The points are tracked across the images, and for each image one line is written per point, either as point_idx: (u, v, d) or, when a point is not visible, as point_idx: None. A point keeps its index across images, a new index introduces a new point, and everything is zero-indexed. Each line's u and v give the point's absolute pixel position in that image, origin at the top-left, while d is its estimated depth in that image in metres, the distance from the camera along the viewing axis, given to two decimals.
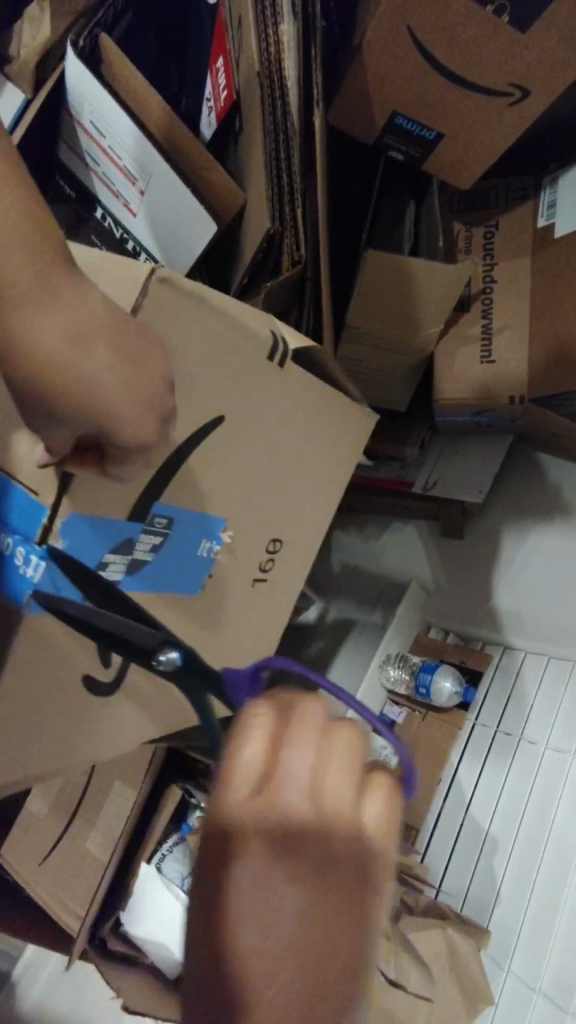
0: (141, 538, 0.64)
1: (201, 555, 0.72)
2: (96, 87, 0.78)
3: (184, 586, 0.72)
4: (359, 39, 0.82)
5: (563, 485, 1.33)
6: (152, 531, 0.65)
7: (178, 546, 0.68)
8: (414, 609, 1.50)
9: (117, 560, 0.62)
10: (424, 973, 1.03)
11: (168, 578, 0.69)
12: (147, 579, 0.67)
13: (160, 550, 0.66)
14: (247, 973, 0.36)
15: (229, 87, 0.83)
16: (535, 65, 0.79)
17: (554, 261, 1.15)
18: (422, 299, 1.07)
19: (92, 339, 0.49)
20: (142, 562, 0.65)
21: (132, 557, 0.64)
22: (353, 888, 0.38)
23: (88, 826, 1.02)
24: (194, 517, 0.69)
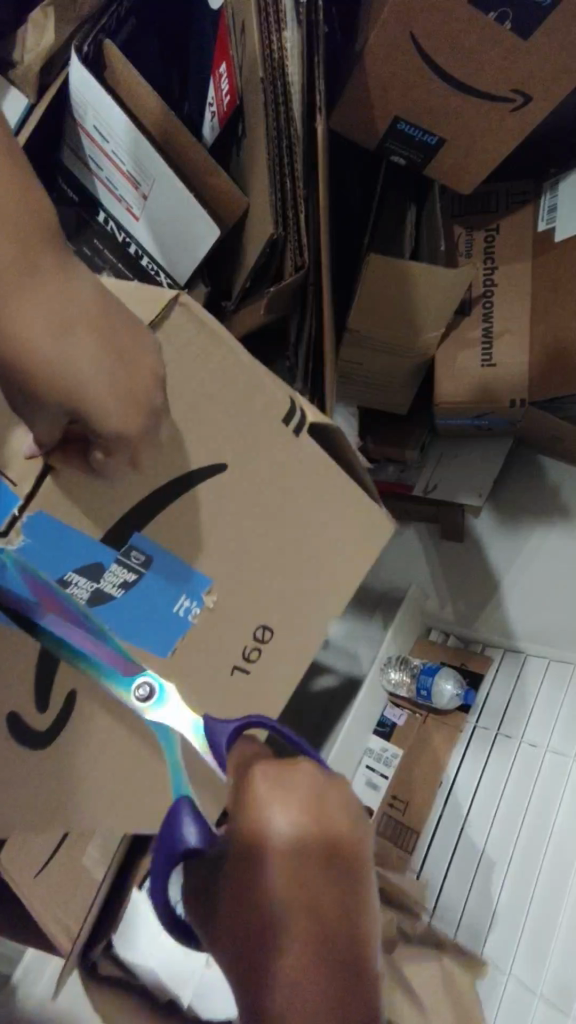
0: (112, 569, 0.57)
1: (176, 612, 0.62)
2: (100, 93, 0.78)
3: (151, 641, 0.61)
4: (361, 47, 0.83)
5: (562, 485, 1.43)
6: (126, 565, 0.58)
7: (153, 589, 0.60)
8: (413, 612, 1.47)
9: (81, 584, 0.56)
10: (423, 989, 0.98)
11: (138, 627, 0.60)
12: (114, 620, 0.59)
13: (128, 593, 0.59)
14: (281, 951, 0.32)
15: (232, 92, 0.83)
16: (537, 72, 0.80)
17: (554, 263, 1.15)
18: (423, 304, 1.08)
19: (76, 326, 0.50)
20: (107, 596, 0.58)
21: (94, 589, 0.57)
22: (369, 869, 0.35)
23: None
24: (178, 563, 0.61)
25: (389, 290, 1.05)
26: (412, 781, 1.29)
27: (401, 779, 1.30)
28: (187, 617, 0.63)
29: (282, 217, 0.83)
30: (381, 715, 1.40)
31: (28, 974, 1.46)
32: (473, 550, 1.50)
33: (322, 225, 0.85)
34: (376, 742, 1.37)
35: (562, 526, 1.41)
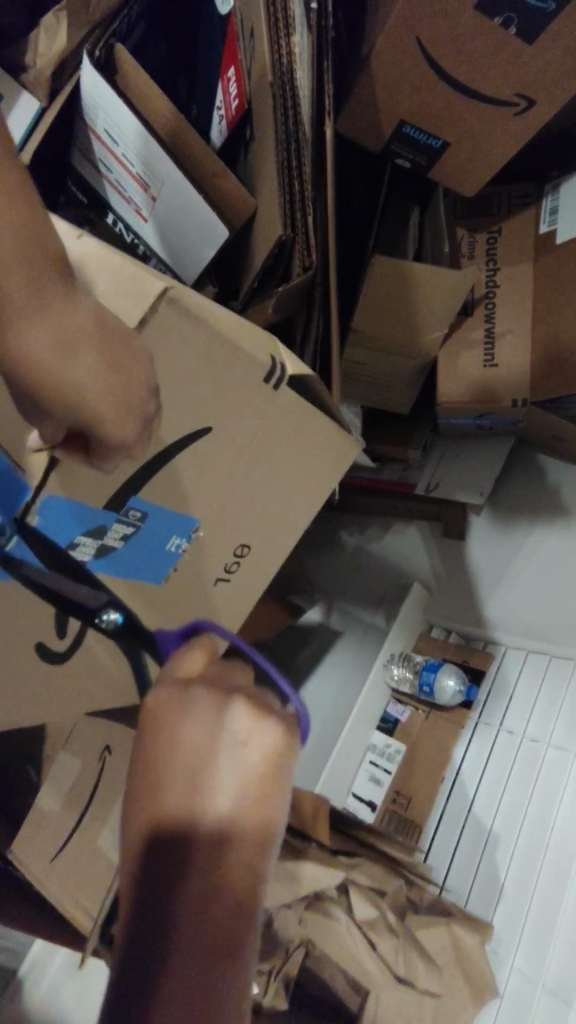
0: (113, 527, 0.65)
1: (168, 551, 0.73)
2: (111, 97, 0.80)
3: (147, 577, 0.73)
4: (367, 50, 0.84)
5: (560, 485, 1.40)
6: (125, 522, 0.66)
7: (146, 538, 0.69)
8: (418, 608, 1.52)
9: (87, 543, 0.64)
10: (429, 967, 1.01)
11: (130, 567, 0.70)
12: (113, 563, 0.69)
13: (128, 541, 0.68)
14: (165, 926, 0.39)
15: (240, 95, 0.84)
16: (541, 77, 0.82)
17: (556, 264, 1.17)
18: (426, 305, 1.10)
19: (79, 344, 0.49)
20: (111, 548, 0.67)
21: (99, 544, 0.65)
22: (253, 841, 0.42)
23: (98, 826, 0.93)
24: (170, 514, 0.69)
25: (395, 290, 1.07)
26: (415, 776, 1.31)
27: (405, 775, 1.31)
28: (176, 552, 0.74)
29: (291, 219, 0.84)
30: (384, 711, 1.41)
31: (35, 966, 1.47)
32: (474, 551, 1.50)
33: (330, 227, 0.86)
34: (378, 739, 1.38)
35: (560, 534, 1.37)
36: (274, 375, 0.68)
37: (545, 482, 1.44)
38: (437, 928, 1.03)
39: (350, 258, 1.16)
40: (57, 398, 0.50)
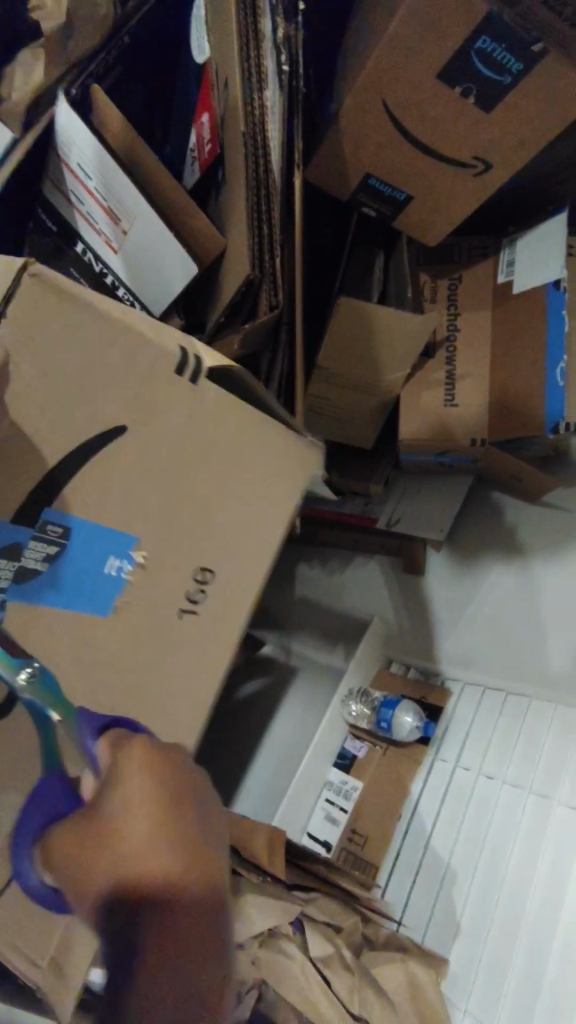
0: (30, 545, 0.54)
1: (106, 573, 0.61)
2: (84, 132, 0.81)
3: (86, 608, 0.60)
4: (336, 108, 0.88)
5: (517, 525, 1.47)
6: (45, 538, 0.55)
7: (79, 557, 0.58)
8: (377, 641, 1.54)
9: (1, 568, 0.53)
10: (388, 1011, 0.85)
11: (64, 594, 0.58)
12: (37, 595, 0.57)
13: (54, 564, 0.57)
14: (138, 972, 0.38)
15: (213, 142, 0.87)
16: (497, 143, 0.86)
17: (512, 314, 1.23)
18: (389, 346, 1.13)
19: None
20: (29, 578, 0.56)
21: (16, 570, 0.54)
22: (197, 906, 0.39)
23: None
24: (103, 529, 0.59)
25: (359, 331, 1.10)
26: (371, 814, 1.29)
27: (362, 811, 1.30)
28: (120, 576, 0.62)
29: (259, 259, 0.85)
30: (342, 746, 1.41)
31: None
32: (434, 584, 1.55)
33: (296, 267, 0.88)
34: (335, 776, 1.37)
35: (516, 567, 1.44)
36: (195, 374, 0.60)
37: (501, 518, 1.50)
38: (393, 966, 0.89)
39: (315, 300, 1.19)
40: None
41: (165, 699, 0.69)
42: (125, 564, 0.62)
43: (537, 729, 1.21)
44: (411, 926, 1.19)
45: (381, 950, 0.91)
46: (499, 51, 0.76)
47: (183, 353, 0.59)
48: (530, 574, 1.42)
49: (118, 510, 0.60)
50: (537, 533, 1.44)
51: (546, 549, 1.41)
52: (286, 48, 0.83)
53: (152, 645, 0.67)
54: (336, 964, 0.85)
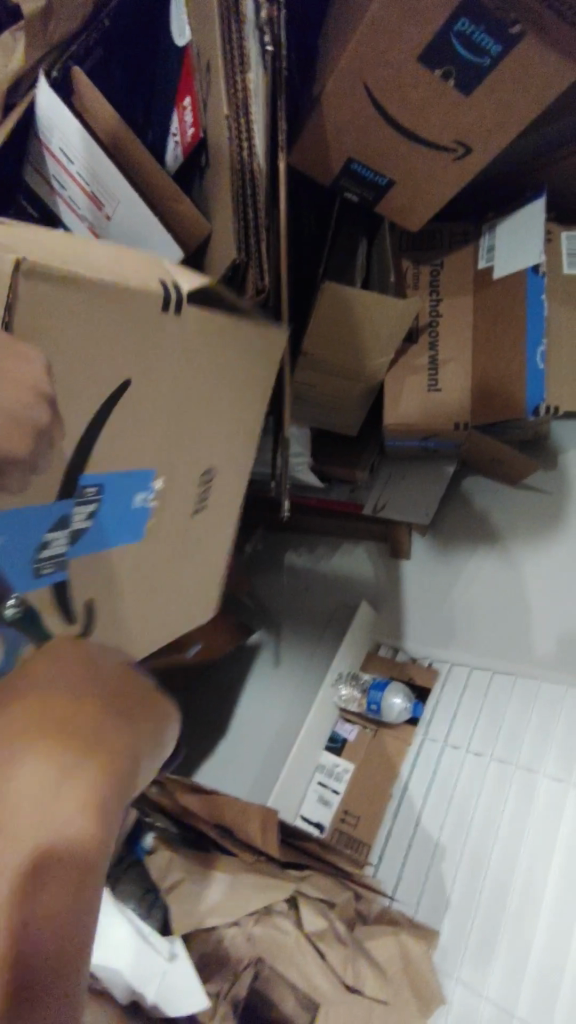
0: (74, 511, 0.57)
1: (136, 507, 0.67)
2: (65, 115, 0.80)
3: (126, 538, 0.67)
4: (318, 92, 0.88)
5: (493, 509, 1.50)
6: (84, 501, 0.58)
7: (111, 504, 0.63)
8: (365, 628, 1.55)
9: (58, 537, 0.56)
10: (380, 975, 0.85)
11: (108, 536, 0.64)
12: (87, 549, 0.61)
13: (96, 519, 0.61)
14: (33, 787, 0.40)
15: (195, 126, 0.87)
16: (477, 126, 0.87)
17: (492, 300, 1.24)
18: (374, 330, 1.14)
19: None
20: (80, 533, 0.60)
21: (72, 533, 0.58)
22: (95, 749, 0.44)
23: None
24: (123, 476, 0.63)
25: (345, 320, 1.12)
26: (362, 795, 1.31)
27: (353, 792, 1.32)
28: (144, 504, 0.68)
29: (245, 244, 0.85)
30: (333, 729, 1.43)
31: None
32: (419, 569, 1.58)
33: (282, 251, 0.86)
34: (327, 758, 1.39)
35: (499, 551, 1.47)
36: (180, 300, 0.64)
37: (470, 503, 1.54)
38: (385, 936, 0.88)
39: (299, 285, 1.19)
40: None
41: (166, 611, 0.80)
42: (149, 493, 0.69)
43: (524, 707, 1.24)
44: (404, 899, 1.21)
45: (374, 922, 0.91)
46: (477, 34, 0.77)
47: (164, 285, 0.62)
48: (512, 556, 1.45)
49: (140, 453, 0.65)
50: (518, 517, 1.46)
51: (529, 533, 1.44)
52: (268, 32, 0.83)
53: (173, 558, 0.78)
54: (330, 937, 0.87)
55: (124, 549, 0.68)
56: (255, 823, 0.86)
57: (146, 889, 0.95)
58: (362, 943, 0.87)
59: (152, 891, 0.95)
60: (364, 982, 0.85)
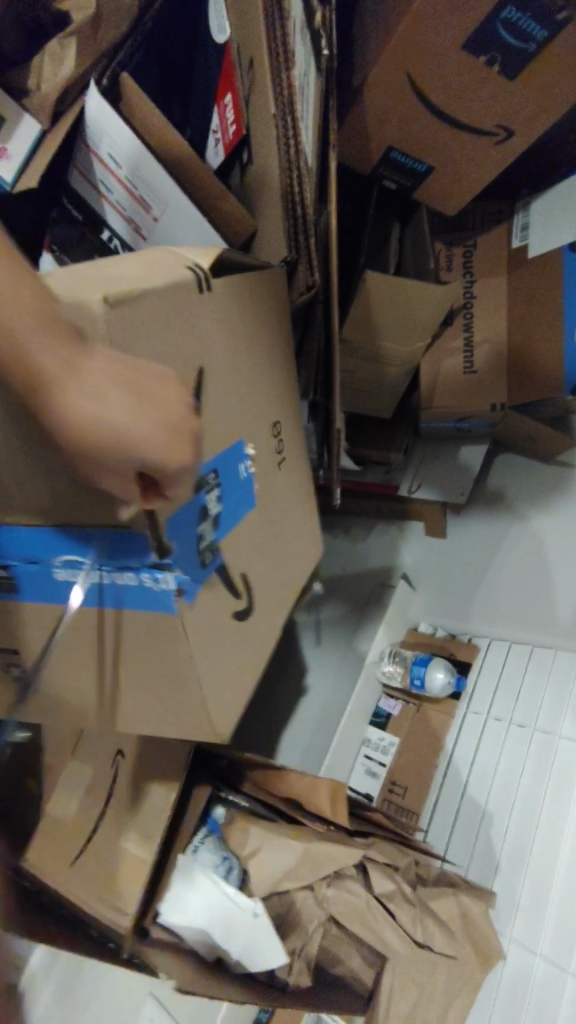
0: (206, 501, 0.66)
1: (242, 475, 0.74)
2: (117, 124, 0.82)
3: (247, 504, 0.76)
4: (359, 81, 0.89)
5: (522, 479, 1.52)
6: (209, 489, 0.67)
7: (227, 483, 0.71)
8: (402, 607, 1.60)
9: (206, 525, 0.67)
10: (447, 932, 0.91)
11: (234, 514, 0.73)
12: (227, 523, 0.72)
13: (224, 500, 0.70)
14: None
15: (237, 122, 0.88)
16: (519, 109, 0.88)
17: (528, 279, 1.24)
18: (415, 317, 1.15)
19: (36, 332, 0.46)
20: (219, 512, 0.69)
21: (214, 516, 0.68)
22: None
23: (120, 826, 0.97)
24: (224, 455, 0.70)
25: (387, 304, 1.12)
26: (409, 766, 1.38)
27: (400, 764, 1.39)
28: (247, 470, 0.75)
29: (295, 240, 0.89)
30: (377, 705, 1.50)
31: None
32: (456, 546, 1.61)
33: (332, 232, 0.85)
34: (373, 734, 1.46)
35: (533, 522, 1.47)
36: (208, 284, 0.65)
37: (498, 479, 1.57)
38: (443, 897, 0.94)
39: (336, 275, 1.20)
40: (33, 402, 0.48)
41: (278, 585, 0.89)
42: (247, 462, 0.75)
43: (564, 676, 1.26)
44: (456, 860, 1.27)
45: (433, 886, 0.95)
46: (523, 21, 0.77)
47: (193, 271, 0.63)
48: (547, 520, 1.44)
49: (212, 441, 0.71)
50: (550, 485, 1.46)
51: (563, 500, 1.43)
52: (323, 32, 0.84)
53: (270, 526, 0.84)
54: (399, 899, 0.89)
55: (245, 521, 0.76)
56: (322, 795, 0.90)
57: (220, 856, 0.94)
58: (427, 903, 0.92)
59: (229, 860, 0.94)
60: (433, 940, 0.90)
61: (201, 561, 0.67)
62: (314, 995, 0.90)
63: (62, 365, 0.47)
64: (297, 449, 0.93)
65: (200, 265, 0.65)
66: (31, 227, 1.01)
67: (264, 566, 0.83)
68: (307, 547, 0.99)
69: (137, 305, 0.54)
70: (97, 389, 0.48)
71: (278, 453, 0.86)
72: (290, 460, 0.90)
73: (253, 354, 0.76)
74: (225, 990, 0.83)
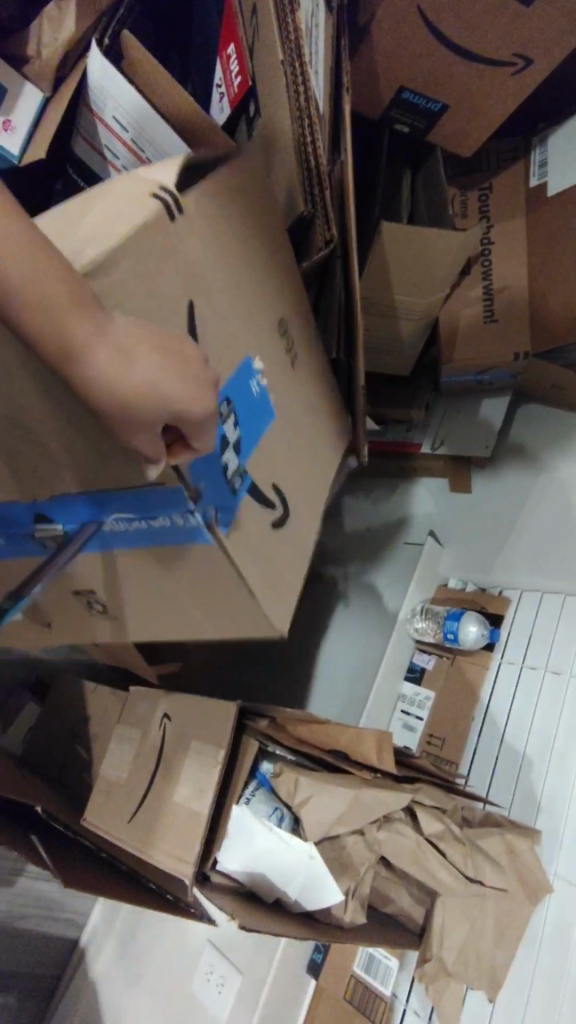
0: (222, 429, 0.68)
1: (255, 391, 0.74)
2: (123, 84, 0.80)
3: (264, 414, 0.76)
4: (366, 20, 0.87)
5: (548, 428, 1.50)
6: (224, 418, 0.68)
7: (240, 403, 0.71)
8: (429, 563, 1.61)
9: (228, 453, 0.69)
10: (496, 868, 0.94)
11: (253, 430, 0.74)
12: (247, 442, 0.73)
13: (240, 424, 0.71)
14: None
15: (243, 73, 0.85)
16: (538, 35, 0.84)
17: (548, 218, 1.20)
18: (433, 267, 1.12)
19: (58, 296, 0.46)
20: (237, 434, 0.71)
21: (234, 441, 0.70)
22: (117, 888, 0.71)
23: (171, 782, 1.01)
24: (234, 377, 0.70)
25: (404, 255, 1.09)
26: (444, 718, 1.42)
27: (436, 718, 1.44)
28: (259, 383, 0.75)
29: (311, 194, 0.88)
30: (411, 660, 1.54)
31: (97, 932, 1.66)
32: (483, 500, 1.59)
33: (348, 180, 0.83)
34: (408, 689, 1.51)
35: (558, 472, 1.45)
36: (179, 205, 0.60)
37: (523, 429, 1.55)
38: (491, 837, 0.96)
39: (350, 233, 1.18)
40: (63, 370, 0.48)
41: (310, 480, 0.92)
42: (257, 375, 0.74)
43: None
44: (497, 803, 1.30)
45: (479, 826, 0.98)
46: None
47: (159, 197, 0.58)
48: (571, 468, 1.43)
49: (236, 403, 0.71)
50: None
51: None
52: None
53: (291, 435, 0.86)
54: (447, 838, 0.93)
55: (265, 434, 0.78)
56: (367, 747, 0.92)
57: (271, 806, 0.98)
58: (474, 842, 0.95)
59: (280, 811, 0.98)
60: (482, 876, 0.93)
61: (230, 488, 0.69)
62: (369, 932, 0.93)
63: (87, 329, 0.47)
64: (318, 402, 0.94)
65: (166, 185, 0.59)
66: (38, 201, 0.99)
67: (289, 488, 0.85)
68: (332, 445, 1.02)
69: (132, 251, 0.54)
70: (134, 359, 0.50)
71: (292, 356, 0.85)
72: (312, 408, 0.90)
73: (259, 309, 0.75)
74: (283, 929, 0.87)
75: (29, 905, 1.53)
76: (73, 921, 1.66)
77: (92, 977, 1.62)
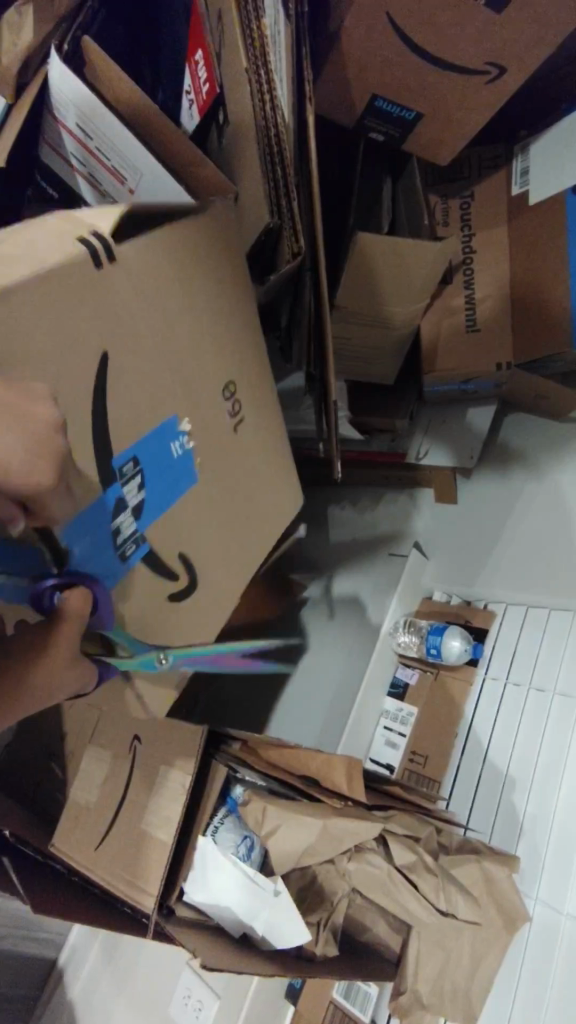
0: (123, 494, 0.67)
1: (174, 454, 0.74)
2: (79, 87, 0.75)
3: (183, 480, 0.76)
4: (336, 25, 0.84)
5: (533, 438, 1.48)
6: (128, 480, 0.68)
7: (153, 467, 0.71)
8: (412, 575, 1.59)
9: (126, 516, 0.69)
10: (470, 899, 0.91)
11: (168, 493, 0.74)
12: (152, 507, 0.73)
13: (147, 486, 0.71)
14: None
15: (210, 78, 0.82)
16: (510, 43, 0.81)
17: (530, 228, 1.18)
18: (410, 277, 1.10)
19: None
20: (140, 496, 0.70)
21: (134, 504, 0.70)
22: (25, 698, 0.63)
23: (140, 806, 0.99)
24: (149, 439, 0.70)
25: (382, 264, 1.07)
26: (424, 735, 1.40)
27: (418, 736, 1.41)
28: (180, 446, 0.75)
29: (277, 205, 0.85)
30: (394, 673, 1.52)
31: (75, 952, 1.64)
32: (466, 511, 1.57)
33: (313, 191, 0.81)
34: (390, 704, 1.49)
35: (542, 481, 1.43)
36: (111, 251, 0.61)
37: (509, 439, 1.52)
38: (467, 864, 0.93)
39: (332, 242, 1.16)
40: None
41: (250, 521, 0.94)
42: (182, 439, 0.75)
43: None
44: (478, 827, 1.27)
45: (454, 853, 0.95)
46: None
47: (89, 243, 0.59)
48: (555, 479, 1.41)
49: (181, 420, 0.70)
50: (561, 443, 1.42)
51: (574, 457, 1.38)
52: None
53: (226, 491, 0.85)
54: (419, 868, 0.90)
55: (188, 495, 0.78)
56: (338, 773, 0.90)
57: (240, 835, 0.98)
58: (448, 871, 0.92)
59: (250, 839, 0.97)
60: (455, 907, 0.90)
61: (122, 556, 0.70)
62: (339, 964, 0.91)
63: None
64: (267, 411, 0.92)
65: (100, 234, 0.60)
66: (3, 208, 0.96)
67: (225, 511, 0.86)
68: (281, 497, 0.99)
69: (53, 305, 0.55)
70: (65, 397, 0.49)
71: (233, 414, 0.84)
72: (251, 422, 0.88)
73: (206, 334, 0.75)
74: (247, 963, 0.86)
75: (6, 926, 1.49)
76: (49, 942, 1.63)
77: (68, 1001, 1.59)
